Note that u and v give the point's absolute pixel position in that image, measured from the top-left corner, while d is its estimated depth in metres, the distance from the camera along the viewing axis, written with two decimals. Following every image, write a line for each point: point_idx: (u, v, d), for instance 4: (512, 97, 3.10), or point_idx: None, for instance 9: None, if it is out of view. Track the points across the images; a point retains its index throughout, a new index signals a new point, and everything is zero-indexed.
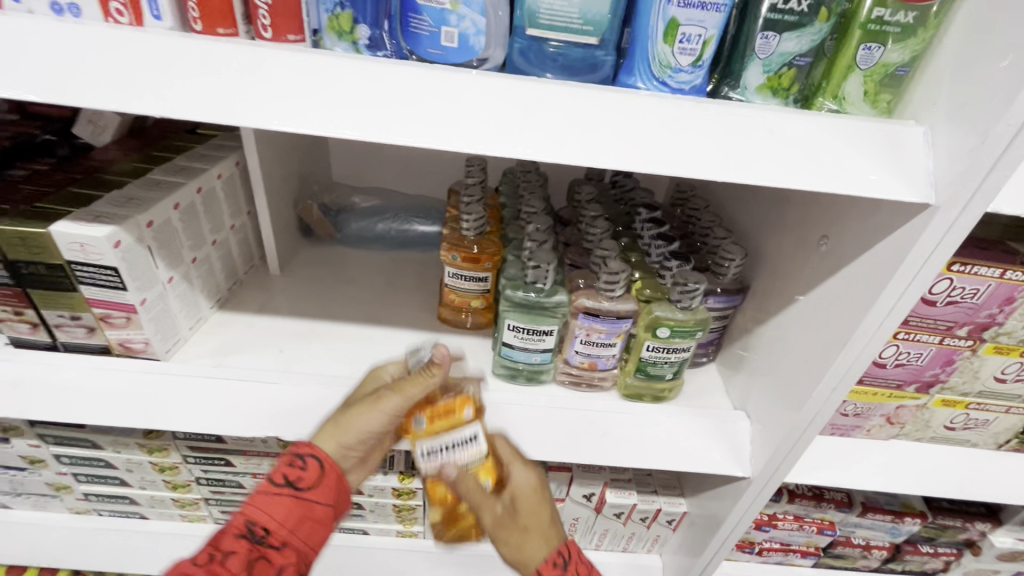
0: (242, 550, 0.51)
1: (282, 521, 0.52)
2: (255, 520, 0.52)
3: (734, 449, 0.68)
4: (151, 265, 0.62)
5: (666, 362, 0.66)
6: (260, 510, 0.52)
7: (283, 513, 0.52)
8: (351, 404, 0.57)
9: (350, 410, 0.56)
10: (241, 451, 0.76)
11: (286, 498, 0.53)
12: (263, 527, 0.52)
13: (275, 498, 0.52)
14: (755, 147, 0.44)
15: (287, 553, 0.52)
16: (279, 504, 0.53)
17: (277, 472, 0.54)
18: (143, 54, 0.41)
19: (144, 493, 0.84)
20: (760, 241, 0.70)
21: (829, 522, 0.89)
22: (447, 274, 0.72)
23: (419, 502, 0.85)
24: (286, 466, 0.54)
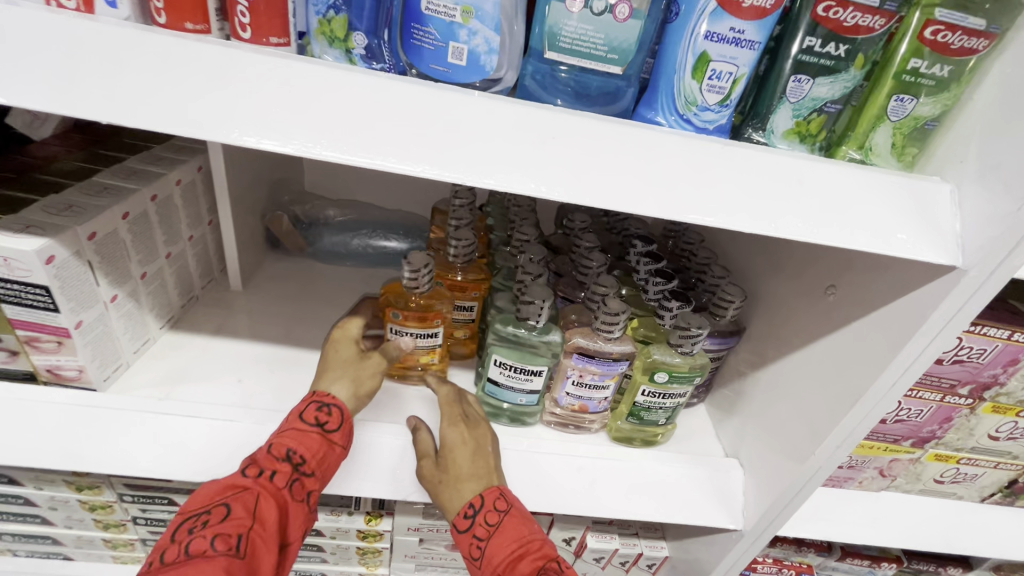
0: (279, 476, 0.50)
1: (318, 455, 0.52)
2: (293, 448, 0.51)
3: (727, 500, 0.65)
4: (90, 282, 0.54)
5: (660, 408, 0.63)
6: (296, 440, 0.52)
7: (317, 447, 0.52)
8: (354, 361, 0.58)
9: (359, 364, 0.58)
10: (187, 490, 0.68)
11: (316, 436, 0.53)
12: (300, 455, 0.51)
13: (305, 433, 0.52)
14: (783, 196, 0.41)
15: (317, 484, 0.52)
16: (312, 437, 0.53)
17: (306, 413, 0.54)
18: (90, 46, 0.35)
19: (69, 532, 0.74)
20: (759, 282, 0.68)
21: (807, 565, 0.86)
22: None
23: (385, 545, 0.79)
24: (312, 408, 0.54)
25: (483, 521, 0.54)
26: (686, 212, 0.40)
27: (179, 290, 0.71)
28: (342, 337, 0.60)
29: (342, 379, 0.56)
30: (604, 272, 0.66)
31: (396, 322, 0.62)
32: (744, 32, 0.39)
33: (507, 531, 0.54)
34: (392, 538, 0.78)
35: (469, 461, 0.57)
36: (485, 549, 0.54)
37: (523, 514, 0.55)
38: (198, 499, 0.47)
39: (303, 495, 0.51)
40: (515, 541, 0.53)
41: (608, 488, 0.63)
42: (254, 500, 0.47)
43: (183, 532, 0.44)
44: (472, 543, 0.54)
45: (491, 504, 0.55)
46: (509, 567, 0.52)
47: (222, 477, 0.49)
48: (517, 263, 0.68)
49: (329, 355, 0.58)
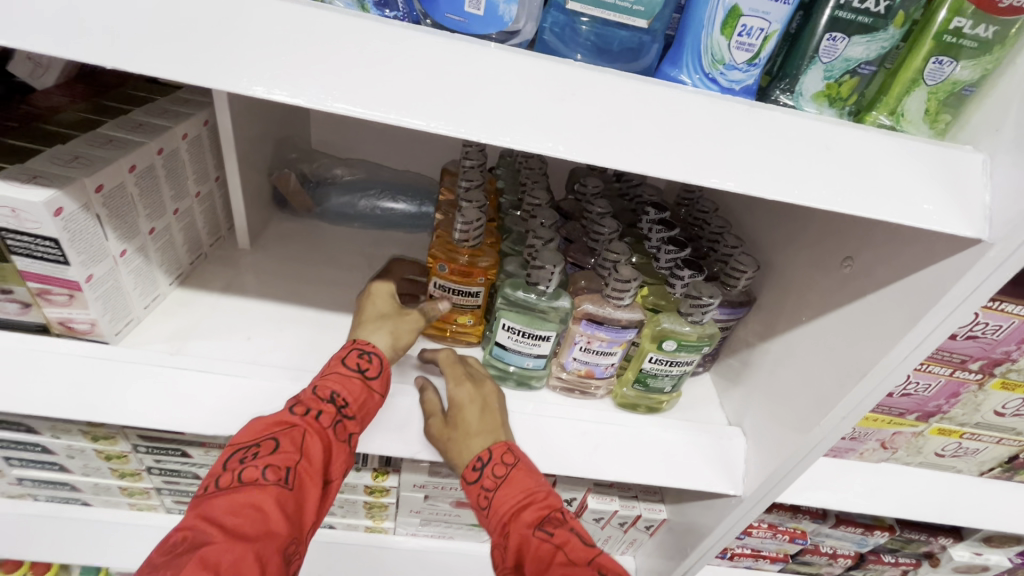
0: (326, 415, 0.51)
1: (360, 400, 0.53)
2: (337, 391, 0.52)
3: (728, 466, 0.66)
4: (100, 236, 0.54)
5: (666, 375, 0.63)
6: (339, 383, 0.53)
7: (359, 390, 0.53)
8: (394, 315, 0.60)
9: (397, 318, 0.60)
10: (199, 443, 0.69)
11: (357, 381, 0.54)
12: (344, 397, 0.52)
13: (348, 378, 0.53)
14: (809, 162, 0.39)
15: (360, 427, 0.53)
16: (354, 380, 0.54)
17: (347, 359, 0.55)
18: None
19: (87, 480, 0.76)
20: (773, 253, 0.67)
21: (801, 531, 0.89)
22: (433, 284, 0.64)
23: (391, 500, 0.81)
24: (354, 355, 0.55)
25: (491, 472, 0.57)
26: (707, 176, 0.38)
27: (188, 247, 0.70)
28: (382, 293, 0.62)
29: (382, 329, 0.58)
30: (616, 239, 0.66)
31: (441, 275, 0.64)
32: None
33: (516, 481, 0.56)
34: (398, 494, 0.80)
35: (478, 417, 0.59)
36: (494, 498, 0.56)
37: (531, 467, 0.58)
38: (252, 429, 0.49)
39: (348, 437, 0.52)
40: (522, 490, 0.56)
41: (612, 453, 0.64)
42: (301, 437, 0.49)
43: (236, 460, 0.47)
44: (481, 493, 0.57)
45: (500, 456, 0.58)
46: (516, 514, 0.55)
47: (272, 413, 0.50)
48: (527, 227, 0.67)
49: (367, 310, 0.61)
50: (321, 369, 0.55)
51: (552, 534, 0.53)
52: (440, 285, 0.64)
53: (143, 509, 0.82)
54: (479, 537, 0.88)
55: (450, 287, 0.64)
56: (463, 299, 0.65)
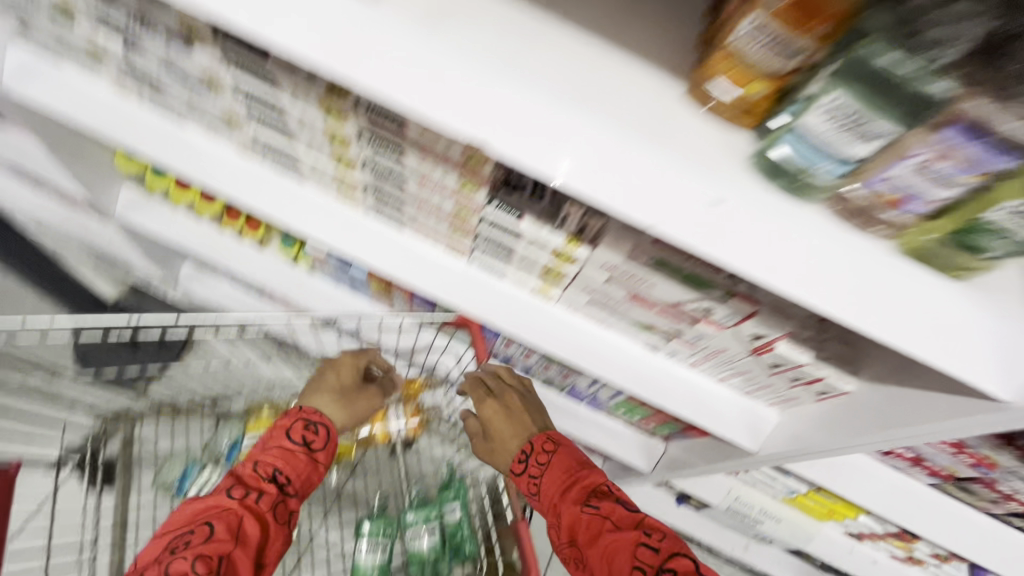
0: (270, 494, 0.84)
1: (297, 475, 0.87)
2: (277, 468, 0.85)
3: (1002, 364, 0.54)
4: None
5: (1006, 234, 0.47)
6: (278, 459, 0.86)
7: (296, 462, 0.87)
8: (335, 386, 0.98)
9: (339, 395, 0.98)
10: (419, 148, 0.67)
11: (301, 454, 0.89)
12: (282, 475, 0.86)
13: (292, 454, 0.88)
14: None
15: (293, 498, 0.87)
16: (294, 454, 0.88)
17: (296, 431, 0.90)
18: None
19: (308, 155, 0.80)
20: None
21: (992, 462, 0.77)
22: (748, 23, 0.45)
23: (571, 271, 0.78)
24: (302, 418, 0.91)
25: (533, 462, 0.92)
26: None
27: None
28: (343, 362, 1.01)
29: (325, 395, 0.96)
30: None
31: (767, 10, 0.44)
32: None
33: (554, 477, 0.89)
34: (581, 267, 0.76)
35: (502, 417, 0.99)
36: (539, 487, 0.90)
37: (567, 451, 0.92)
38: (187, 515, 0.78)
39: (276, 519, 0.83)
40: (563, 474, 0.89)
41: (871, 301, 0.53)
42: (237, 524, 0.78)
43: (170, 549, 0.73)
44: (531, 480, 0.92)
45: (540, 446, 0.93)
46: (561, 498, 0.87)
47: (207, 504, 0.79)
48: None
49: (318, 383, 0.98)
50: (264, 442, 0.89)
51: (598, 506, 0.84)
52: (754, 27, 0.45)
53: (347, 201, 0.89)
54: (636, 335, 0.87)
55: (770, 33, 0.45)
56: (775, 56, 0.46)
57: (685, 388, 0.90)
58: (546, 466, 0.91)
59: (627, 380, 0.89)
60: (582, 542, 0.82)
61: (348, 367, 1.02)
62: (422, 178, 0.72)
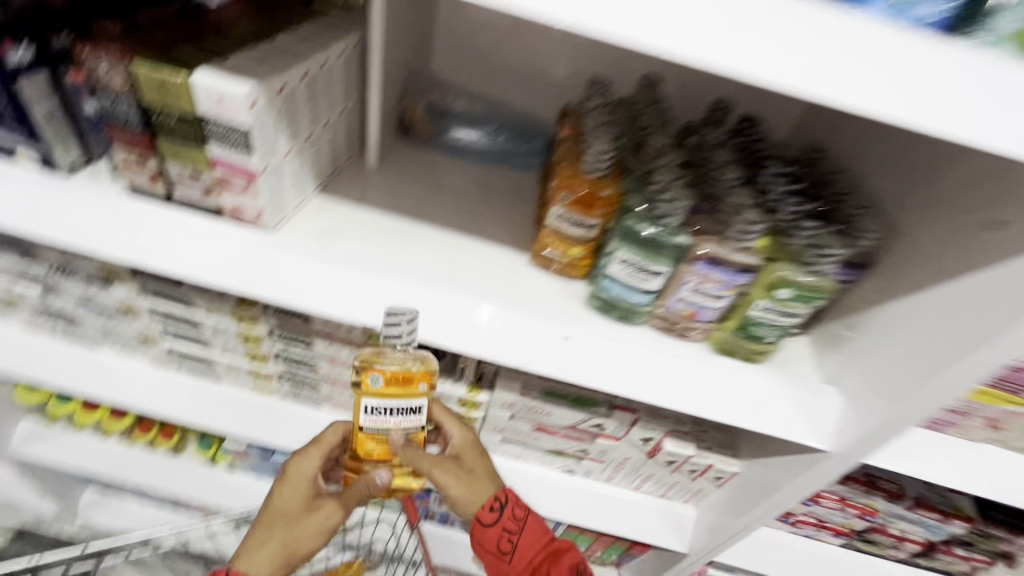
0: None
1: None
2: None
3: (817, 421, 0.67)
4: (277, 132, 0.61)
5: (772, 325, 0.65)
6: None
7: None
8: (298, 506, 0.71)
9: (301, 523, 0.69)
10: (325, 335, 0.78)
11: None
12: None
13: None
14: (1000, 101, 0.39)
15: None
16: None
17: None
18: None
19: (223, 358, 0.87)
20: (903, 218, 0.64)
21: (872, 509, 0.89)
22: (553, 213, 0.67)
23: (479, 415, 0.88)
24: None
25: (511, 515, 0.72)
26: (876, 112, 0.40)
27: (330, 157, 0.78)
28: (286, 489, 0.72)
29: (274, 540, 0.68)
30: (739, 185, 0.66)
31: (562, 205, 0.67)
32: None
33: (529, 541, 0.72)
34: (486, 410, 0.86)
35: (475, 482, 0.74)
36: (518, 542, 0.72)
37: (538, 523, 0.74)
38: None
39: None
40: (546, 537, 0.73)
41: (706, 391, 0.67)
42: None
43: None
44: (503, 534, 0.72)
45: (512, 512, 0.72)
46: (540, 560, 0.72)
47: None
48: (649, 165, 0.68)
49: (280, 504, 0.71)
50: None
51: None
52: (560, 215, 0.67)
53: (262, 389, 0.93)
54: (552, 463, 0.95)
55: (568, 218, 0.67)
56: (577, 231, 0.67)
57: (605, 504, 0.96)
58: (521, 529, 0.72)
59: (558, 510, 0.95)
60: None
61: (304, 463, 0.73)
62: (331, 360, 0.82)
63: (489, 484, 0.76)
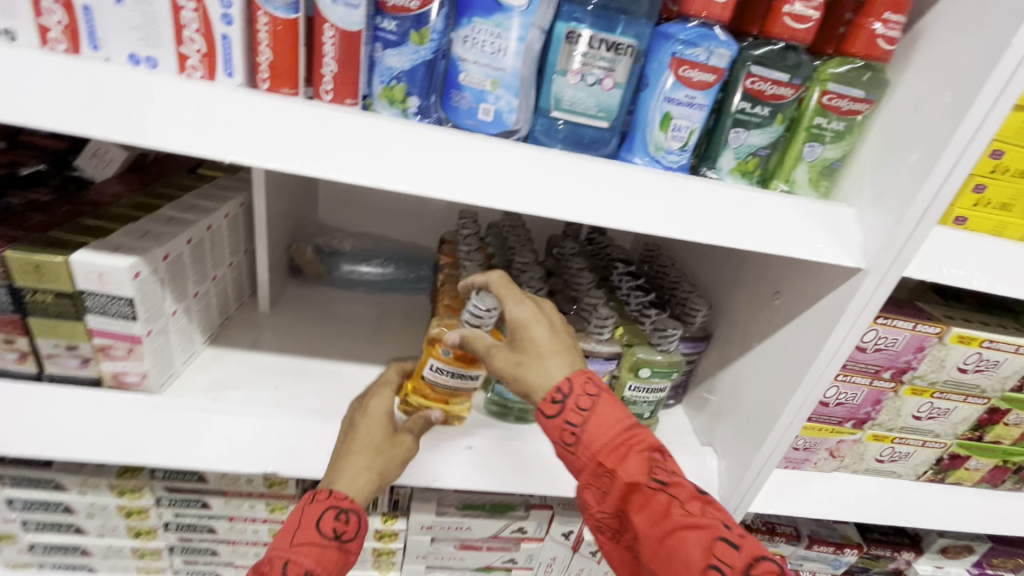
0: None
1: (336, 564, 0.58)
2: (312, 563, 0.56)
3: (703, 482, 0.75)
4: (161, 297, 0.63)
5: (645, 401, 0.74)
6: (312, 557, 0.56)
7: (335, 558, 0.57)
8: (372, 447, 0.62)
9: (387, 450, 0.63)
10: (222, 491, 0.74)
11: (331, 551, 0.57)
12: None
13: (322, 551, 0.56)
14: (735, 214, 0.54)
15: None
16: (329, 547, 0.57)
17: (323, 522, 0.57)
18: (202, 95, 0.46)
19: (100, 542, 0.78)
20: (723, 296, 0.80)
21: (780, 555, 0.96)
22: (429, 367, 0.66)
23: (399, 545, 0.86)
24: (331, 517, 0.57)
25: (574, 405, 0.53)
26: (659, 228, 0.52)
27: (219, 308, 0.80)
28: (366, 425, 0.63)
29: (362, 470, 0.60)
30: (594, 288, 0.78)
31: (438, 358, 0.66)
32: (696, 98, 0.53)
33: (603, 415, 0.53)
34: (406, 538, 0.85)
35: (550, 359, 0.55)
36: (582, 433, 0.53)
37: (614, 396, 0.54)
38: None
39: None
40: (619, 426, 0.53)
41: None
42: None
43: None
44: (566, 429, 0.53)
45: (579, 387, 0.54)
46: (606, 450, 0.52)
47: None
48: (519, 281, 0.80)
49: (353, 440, 0.62)
50: (291, 532, 0.57)
51: (667, 484, 0.51)
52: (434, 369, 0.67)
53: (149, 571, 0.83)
54: None
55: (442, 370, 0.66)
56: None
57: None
58: (586, 415, 0.53)
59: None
60: (636, 521, 0.51)
61: (380, 401, 0.65)
62: (231, 518, 0.77)
63: (567, 360, 0.55)
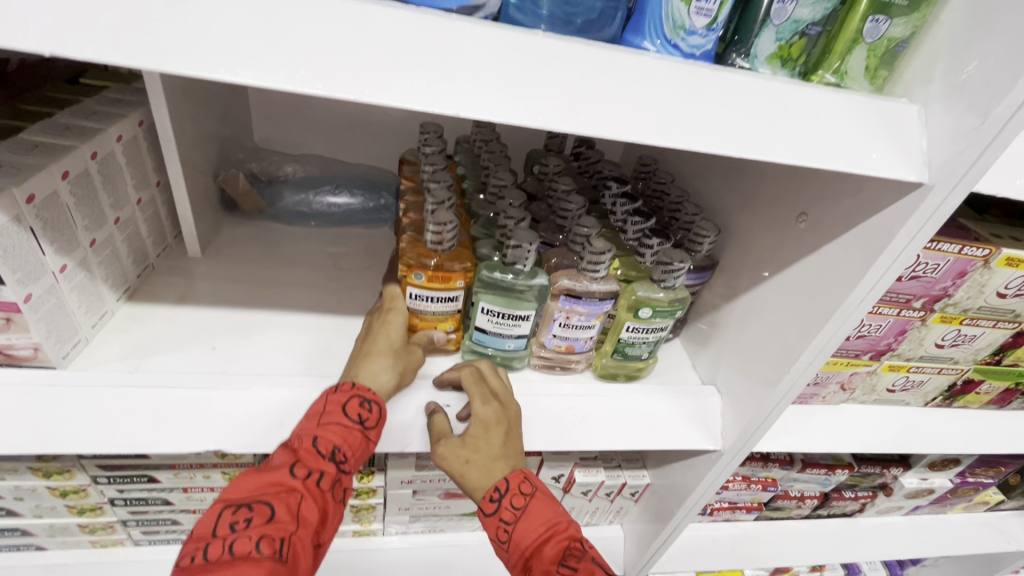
0: (309, 490, 0.49)
1: (358, 451, 0.53)
2: (336, 444, 0.51)
3: (705, 423, 0.69)
4: (35, 250, 0.49)
5: (644, 342, 0.65)
6: (340, 436, 0.52)
7: (357, 445, 0.53)
8: (393, 347, 0.58)
9: (405, 353, 0.59)
10: (169, 465, 0.65)
11: (354, 433, 0.53)
12: (341, 453, 0.52)
13: (348, 430, 0.52)
14: (773, 118, 0.41)
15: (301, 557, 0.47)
16: (351, 430, 0.53)
17: (348, 407, 0.53)
18: None
19: (41, 523, 0.70)
20: (733, 217, 0.69)
21: (772, 479, 0.95)
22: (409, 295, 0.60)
23: (379, 500, 0.80)
24: (354, 403, 0.53)
25: (509, 505, 0.57)
26: (678, 138, 0.40)
27: (133, 257, 0.66)
28: (386, 330, 0.59)
29: (382, 372, 0.56)
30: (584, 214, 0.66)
31: (418, 284, 0.59)
32: None
33: (530, 517, 0.56)
34: (385, 493, 0.79)
35: (498, 458, 0.58)
36: (514, 532, 0.56)
37: (549, 497, 0.58)
38: (251, 485, 0.48)
39: (339, 494, 0.53)
40: (547, 522, 0.56)
41: (599, 423, 0.65)
42: (297, 503, 0.48)
43: (228, 528, 0.45)
44: (500, 526, 0.57)
45: (516, 488, 0.57)
46: (531, 546, 0.55)
47: (267, 473, 0.49)
48: (496, 210, 0.67)
49: (372, 340, 0.58)
50: (316, 415, 0.53)
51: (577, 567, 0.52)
52: (416, 294, 0.60)
53: (105, 544, 0.77)
54: (470, 526, 0.89)
55: (427, 295, 0.60)
56: (442, 305, 0.61)
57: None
58: (518, 506, 0.56)
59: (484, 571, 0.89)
60: None
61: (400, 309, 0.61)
62: (185, 489, 0.69)
63: (510, 463, 0.58)
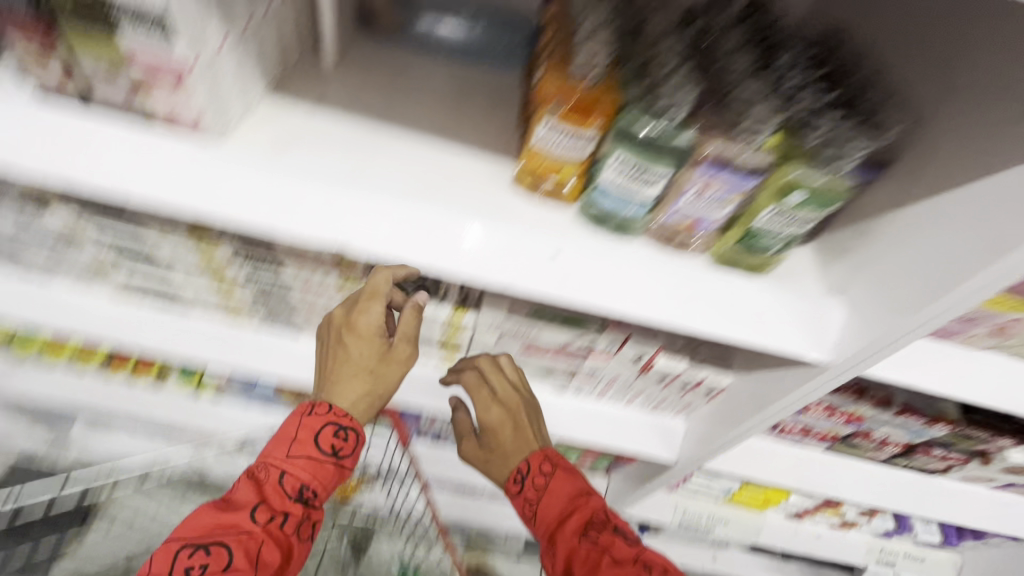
0: (267, 540, 0.63)
1: (323, 485, 0.68)
2: (299, 483, 0.66)
3: (817, 332, 0.64)
4: (203, 14, 0.50)
5: (778, 234, 0.60)
6: (306, 471, 0.66)
7: (326, 471, 0.68)
8: (363, 363, 0.68)
9: (377, 370, 0.68)
10: (295, 258, 0.72)
11: (330, 466, 0.68)
12: (309, 490, 0.66)
13: (320, 465, 0.67)
14: None
15: None
16: (321, 462, 0.67)
17: (324, 434, 0.67)
18: None
19: (188, 287, 0.82)
20: (935, 107, 0.57)
21: (858, 415, 0.90)
22: (543, 126, 0.57)
23: (466, 338, 0.85)
24: (331, 430, 0.68)
25: (534, 477, 0.78)
26: None
27: (279, 52, 0.67)
28: (356, 330, 0.67)
29: (356, 383, 0.68)
30: (748, 77, 0.59)
31: (553, 116, 0.56)
32: None
33: (554, 495, 0.76)
34: (473, 332, 0.83)
35: (504, 419, 0.80)
36: (538, 508, 0.77)
37: (569, 473, 0.78)
38: (205, 526, 0.62)
39: (302, 534, 0.67)
40: (568, 497, 0.76)
41: (703, 304, 0.63)
42: (254, 548, 0.62)
43: (184, 568, 0.60)
44: (526, 503, 0.78)
45: (537, 465, 0.78)
46: (556, 521, 0.75)
47: (220, 516, 0.63)
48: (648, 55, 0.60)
49: (341, 352, 0.68)
50: (287, 440, 0.67)
51: (599, 541, 0.72)
52: (550, 127, 0.57)
53: (235, 320, 0.89)
54: (542, 383, 0.94)
55: (561, 131, 0.57)
56: (572, 146, 0.58)
57: (596, 415, 0.97)
58: (541, 491, 0.77)
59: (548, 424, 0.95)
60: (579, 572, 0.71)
61: (368, 316, 0.67)
62: (304, 285, 0.77)
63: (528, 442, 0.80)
